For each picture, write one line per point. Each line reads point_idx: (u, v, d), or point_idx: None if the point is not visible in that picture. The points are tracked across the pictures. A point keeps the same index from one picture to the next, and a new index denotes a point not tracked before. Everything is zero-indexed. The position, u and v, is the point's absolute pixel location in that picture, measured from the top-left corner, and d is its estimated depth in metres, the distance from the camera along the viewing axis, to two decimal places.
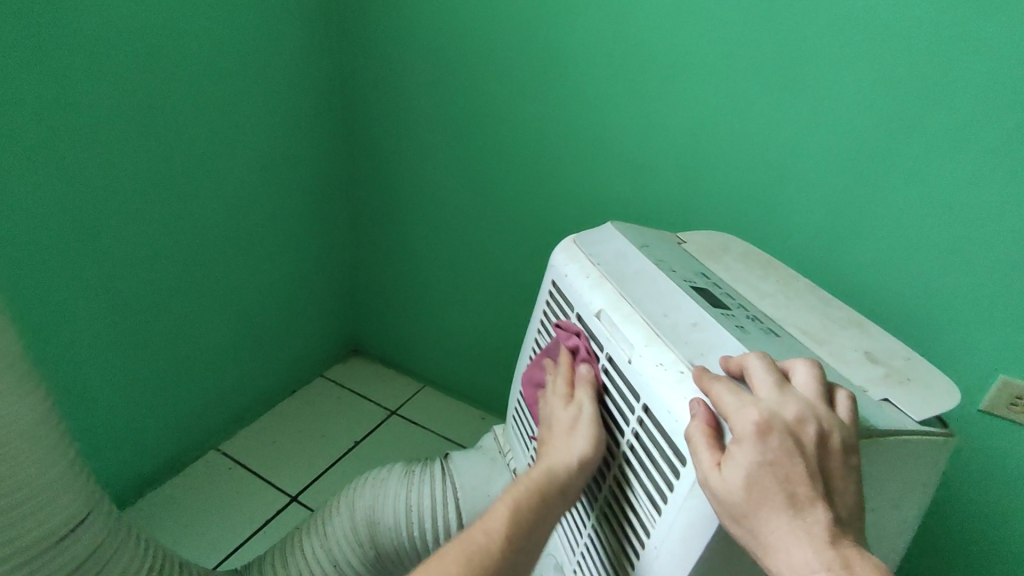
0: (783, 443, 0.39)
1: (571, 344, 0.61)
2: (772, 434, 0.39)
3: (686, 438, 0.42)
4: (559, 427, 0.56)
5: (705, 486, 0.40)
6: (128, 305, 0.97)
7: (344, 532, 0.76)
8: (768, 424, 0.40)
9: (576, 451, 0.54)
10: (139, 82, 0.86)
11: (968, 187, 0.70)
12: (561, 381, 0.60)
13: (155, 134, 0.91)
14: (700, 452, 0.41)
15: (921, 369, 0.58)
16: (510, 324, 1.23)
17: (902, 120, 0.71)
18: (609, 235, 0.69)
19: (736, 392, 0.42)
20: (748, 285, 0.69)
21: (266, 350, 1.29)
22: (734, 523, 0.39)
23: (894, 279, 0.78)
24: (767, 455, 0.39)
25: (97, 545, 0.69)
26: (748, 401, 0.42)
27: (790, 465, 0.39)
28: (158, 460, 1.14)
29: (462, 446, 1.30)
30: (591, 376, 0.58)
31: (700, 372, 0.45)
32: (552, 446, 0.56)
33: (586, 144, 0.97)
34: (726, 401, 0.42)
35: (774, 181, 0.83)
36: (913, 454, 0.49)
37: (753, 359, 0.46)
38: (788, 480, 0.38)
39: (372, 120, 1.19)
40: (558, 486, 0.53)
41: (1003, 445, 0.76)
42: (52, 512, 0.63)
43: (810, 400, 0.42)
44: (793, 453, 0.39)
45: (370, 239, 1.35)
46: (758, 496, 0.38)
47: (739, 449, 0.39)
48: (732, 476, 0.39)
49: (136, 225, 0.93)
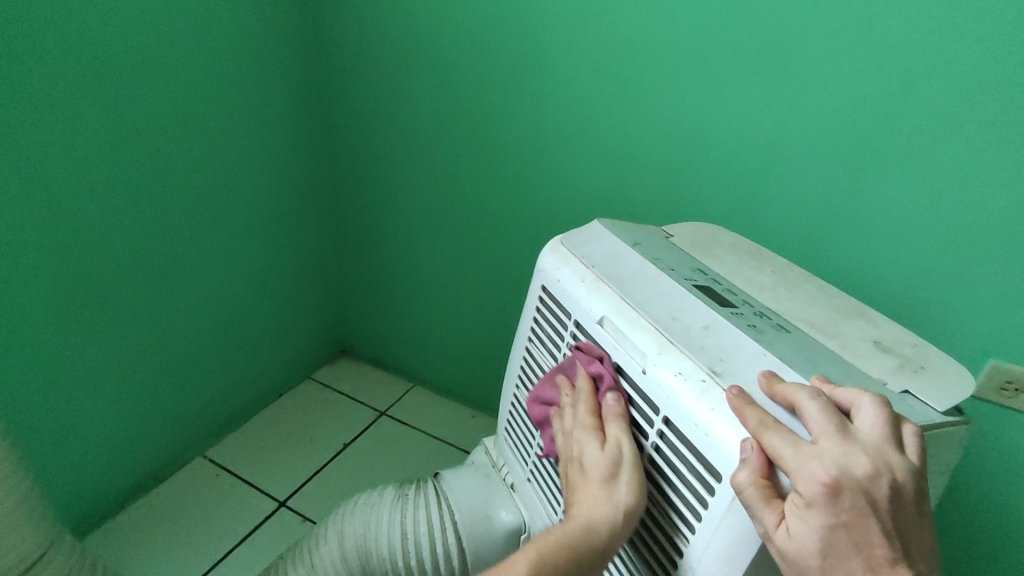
0: (856, 504, 0.36)
1: (592, 370, 0.52)
2: (844, 498, 0.36)
3: (737, 489, 0.39)
4: (592, 471, 0.48)
5: (764, 540, 0.38)
6: (70, 329, 0.89)
7: (333, 563, 0.70)
8: (840, 487, 0.36)
9: (616, 504, 0.46)
10: (61, 74, 0.78)
11: (951, 171, 0.66)
12: (583, 410, 0.52)
13: (65, 149, 0.81)
14: (759, 508, 0.37)
15: (933, 356, 0.55)
16: (497, 319, 1.18)
17: (881, 110, 0.68)
18: (597, 234, 0.64)
19: (795, 443, 0.38)
20: (745, 279, 0.64)
21: (245, 356, 1.22)
22: None
23: (889, 267, 0.74)
24: (838, 519, 0.36)
25: None
26: (811, 456, 0.37)
27: (864, 527, 0.36)
28: (134, 474, 1.07)
29: (454, 447, 1.25)
30: (620, 411, 0.50)
31: (745, 411, 0.41)
32: (584, 493, 0.48)
33: (569, 129, 0.92)
34: (785, 454, 0.38)
35: (759, 171, 0.79)
36: (939, 445, 0.47)
37: (806, 392, 0.41)
38: (861, 541, 0.36)
39: (348, 113, 1.14)
40: (598, 546, 0.46)
41: (1001, 434, 0.73)
42: (9, 545, 0.57)
43: (879, 447, 0.38)
44: (866, 514, 0.36)
45: (354, 235, 1.28)
46: (827, 557, 0.36)
47: (808, 514, 0.36)
48: (802, 540, 0.36)
49: (62, 243, 0.84)
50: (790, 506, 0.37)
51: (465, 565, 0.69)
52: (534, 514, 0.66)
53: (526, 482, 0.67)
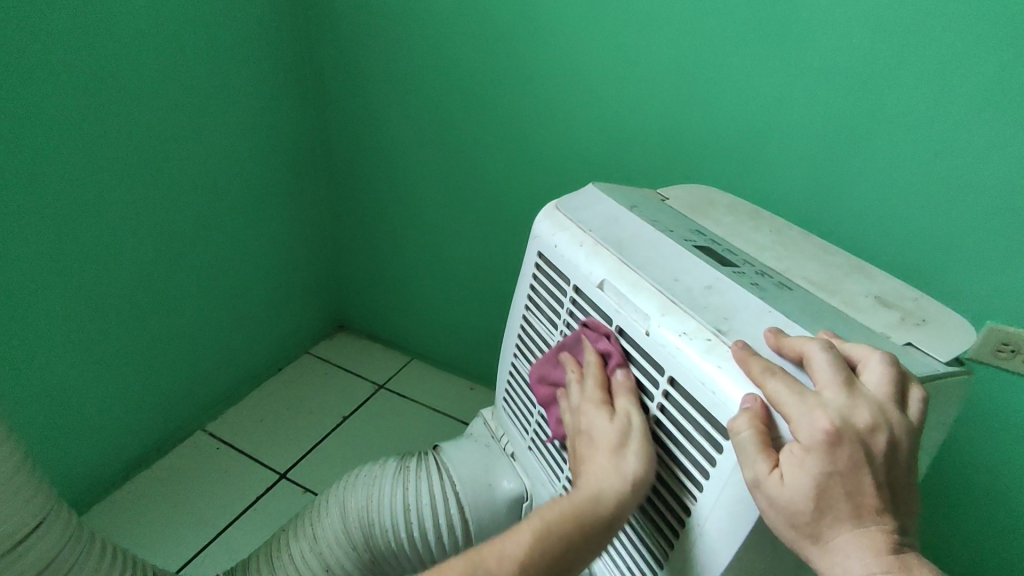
0: (854, 455, 0.35)
1: (601, 347, 0.51)
2: (841, 446, 0.35)
3: (733, 435, 0.38)
4: (600, 443, 0.48)
5: (754, 489, 0.37)
6: (54, 305, 0.86)
7: (335, 535, 0.70)
8: (839, 434, 0.35)
9: (625, 473, 0.46)
10: (29, 42, 0.74)
11: (954, 127, 0.65)
12: (591, 385, 0.50)
13: (29, 122, 0.76)
14: (752, 454, 0.36)
15: (934, 308, 0.51)
16: (494, 290, 1.17)
17: (880, 67, 0.66)
18: (593, 198, 0.62)
19: (796, 391, 0.37)
20: (743, 238, 0.60)
21: (241, 331, 1.20)
22: (787, 526, 0.36)
23: (889, 227, 0.73)
24: (835, 469, 0.35)
25: (52, 556, 0.56)
26: (812, 404, 0.37)
27: (860, 479, 0.35)
28: (130, 450, 1.06)
29: (453, 418, 1.24)
30: (631, 386, 0.49)
31: (750, 360, 0.40)
32: (595, 464, 0.48)
33: (563, 93, 0.89)
34: (786, 399, 0.37)
35: (760, 133, 0.76)
36: (944, 397, 0.44)
37: (816, 346, 0.40)
38: (854, 493, 0.35)
39: (338, 82, 1.11)
40: (604, 516, 0.46)
41: (999, 395, 0.73)
42: (10, 510, 0.52)
43: (882, 402, 0.37)
44: (863, 466, 0.35)
45: (348, 207, 1.26)
46: (817, 507, 0.35)
47: (804, 459, 0.35)
48: (795, 487, 0.35)
49: (34, 219, 0.81)
50: (785, 454, 0.36)
51: (469, 533, 0.69)
52: (537, 481, 0.66)
53: (528, 450, 0.67)
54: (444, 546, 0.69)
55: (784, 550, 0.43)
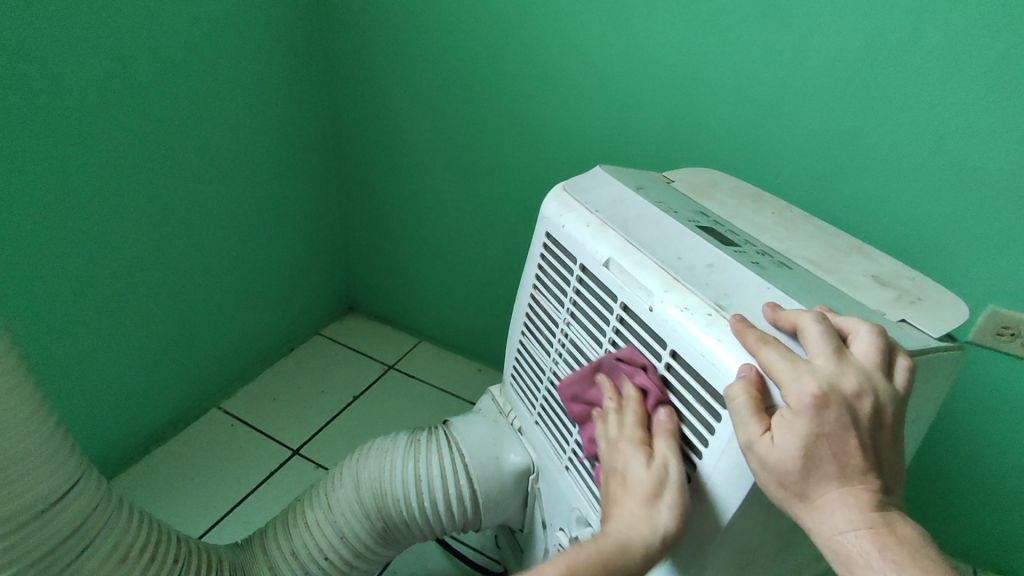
0: (840, 419, 0.37)
1: (640, 382, 0.50)
2: (829, 410, 0.37)
3: (728, 400, 0.40)
4: (636, 489, 0.47)
5: (746, 451, 0.39)
6: (76, 283, 0.89)
7: (349, 504, 0.73)
8: (827, 399, 0.37)
9: (658, 524, 0.45)
10: (52, 27, 0.76)
11: (957, 112, 0.66)
12: (631, 424, 0.49)
13: (50, 103, 0.78)
14: (746, 417, 0.38)
15: (929, 287, 0.53)
16: (501, 274, 1.19)
17: (886, 52, 0.67)
18: (599, 180, 0.63)
19: (789, 358, 0.40)
20: (746, 220, 0.61)
21: (255, 312, 1.23)
22: (777, 486, 0.39)
23: (892, 212, 0.74)
24: (823, 430, 0.37)
25: (88, 513, 0.59)
26: (802, 370, 0.39)
27: (846, 441, 0.37)
28: (149, 425, 1.09)
29: (461, 398, 1.27)
30: (673, 430, 0.48)
31: (746, 331, 0.42)
32: (625, 511, 0.47)
33: (570, 78, 0.90)
34: (778, 366, 0.39)
35: (765, 117, 0.77)
36: (934, 371, 0.46)
37: (809, 317, 0.42)
38: (840, 454, 0.37)
39: (349, 66, 1.12)
40: (632, 564, 0.45)
41: (990, 373, 0.77)
42: (45, 471, 0.55)
43: (869, 369, 0.40)
44: (849, 429, 0.38)
45: (359, 190, 1.28)
46: (806, 467, 0.37)
47: (794, 422, 0.38)
48: (783, 447, 0.37)
49: (57, 200, 0.83)
50: (776, 419, 0.38)
51: (477, 503, 0.72)
52: (543, 454, 0.68)
53: (534, 424, 0.69)
54: (453, 516, 0.72)
55: (778, 514, 0.46)
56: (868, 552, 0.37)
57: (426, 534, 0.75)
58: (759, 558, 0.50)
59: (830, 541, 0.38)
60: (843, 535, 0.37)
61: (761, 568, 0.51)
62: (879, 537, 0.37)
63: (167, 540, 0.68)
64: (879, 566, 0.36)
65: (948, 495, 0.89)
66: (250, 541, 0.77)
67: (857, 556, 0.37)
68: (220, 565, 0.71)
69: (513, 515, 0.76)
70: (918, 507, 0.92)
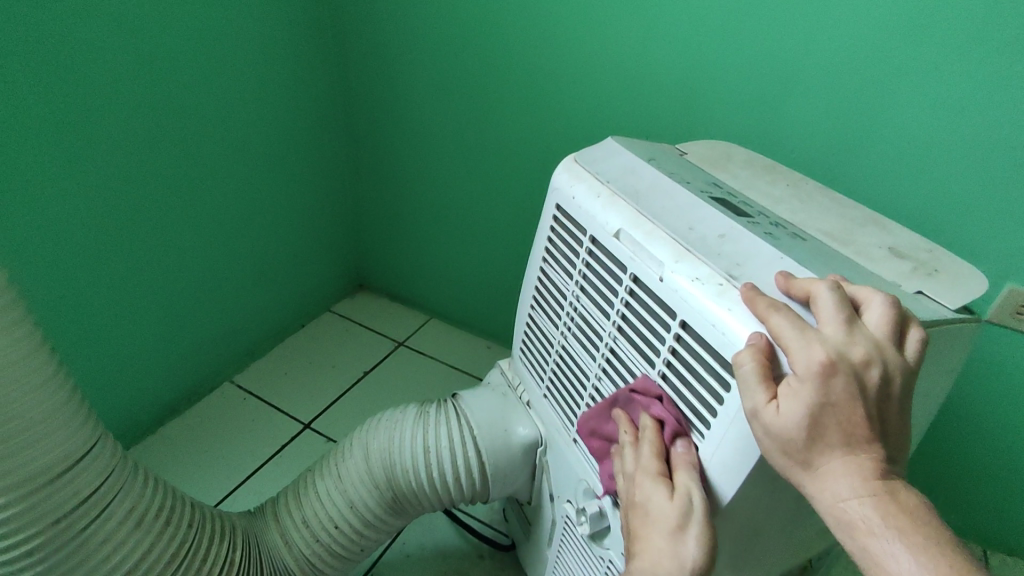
0: (848, 387, 0.37)
1: (656, 413, 0.50)
2: (836, 378, 0.37)
3: (736, 367, 0.40)
4: (659, 520, 0.48)
5: (751, 418, 0.39)
6: (91, 256, 0.90)
7: (359, 474, 0.74)
8: (834, 366, 0.37)
9: (685, 557, 0.46)
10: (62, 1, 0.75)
11: (984, 86, 0.64)
12: (649, 456, 0.50)
13: (63, 74, 0.78)
14: (752, 385, 0.38)
15: (946, 259, 0.52)
16: (512, 251, 1.18)
17: (911, 23, 0.65)
18: (611, 150, 0.63)
19: (798, 325, 0.39)
20: (760, 191, 0.60)
21: (266, 288, 1.24)
22: (782, 453, 0.38)
23: (911, 187, 0.72)
24: (829, 398, 0.37)
25: (104, 478, 0.61)
26: (811, 338, 0.39)
27: (853, 409, 0.37)
28: (163, 399, 1.10)
29: (470, 374, 1.28)
30: (692, 459, 0.47)
31: (755, 299, 0.42)
32: (651, 543, 0.48)
33: (584, 53, 0.88)
34: (787, 334, 0.39)
35: (783, 90, 0.75)
36: (949, 343, 0.46)
37: (823, 286, 0.41)
38: (846, 423, 0.37)
39: (360, 41, 1.11)
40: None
41: (1006, 351, 0.76)
42: (62, 436, 0.56)
43: (880, 339, 0.39)
44: (856, 397, 0.37)
45: (369, 167, 1.27)
46: (810, 435, 0.37)
47: (799, 389, 0.37)
48: (789, 415, 0.37)
49: (71, 172, 0.83)
50: (783, 387, 0.38)
51: (485, 475, 0.72)
52: (551, 427, 0.68)
53: (543, 397, 0.69)
54: (461, 487, 0.73)
55: (785, 485, 0.46)
56: (870, 519, 0.36)
57: (435, 504, 0.76)
58: (766, 529, 0.50)
59: (830, 508, 0.37)
60: (845, 503, 0.37)
61: (767, 539, 0.51)
62: (883, 505, 0.36)
63: (182, 506, 0.69)
64: (881, 533, 0.36)
65: (958, 472, 0.88)
66: (264, 507, 0.78)
67: (860, 522, 0.37)
68: (233, 531, 0.73)
69: (520, 488, 0.77)
70: (928, 486, 0.91)
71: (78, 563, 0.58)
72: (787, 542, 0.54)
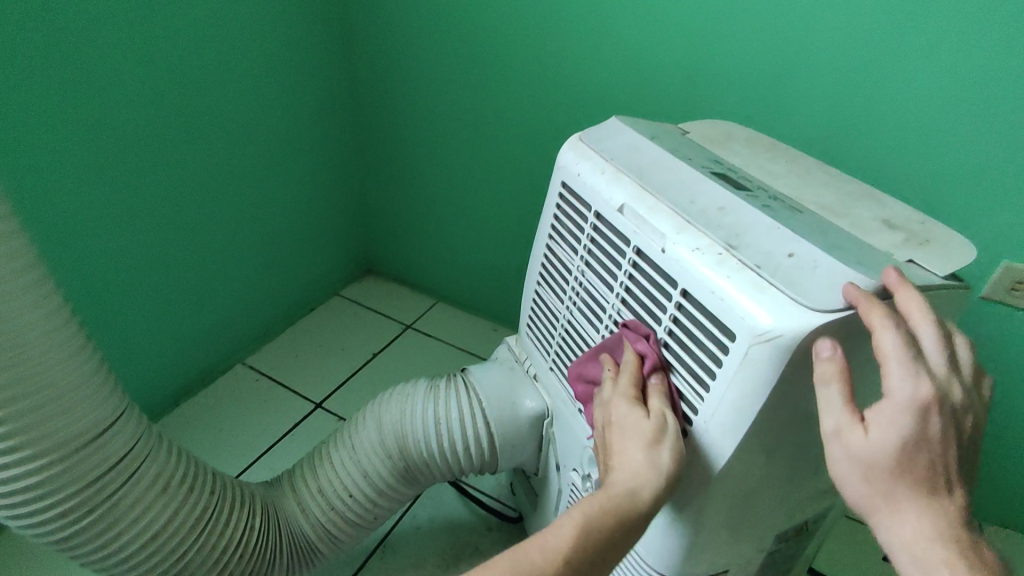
0: (941, 431, 0.40)
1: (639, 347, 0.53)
2: (934, 415, 0.40)
3: (823, 388, 0.42)
4: (635, 437, 0.50)
5: (832, 439, 0.43)
6: (111, 238, 0.92)
7: (372, 445, 0.76)
8: (936, 408, 0.40)
9: (661, 468, 0.48)
10: None
11: (982, 65, 0.65)
12: (626, 381, 0.53)
13: (80, 56, 0.79)
14: (839, 406, 0.41)
15: (938, 231, 0.54)
16: (517, 234, 1.20)
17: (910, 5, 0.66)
18: (615, 129, 0.64)
19: (909, 360, 0.40)
20: (760, 168, 0.62)
21: (276, 272, 1.26)
22: (864, 481, 0.42)
23: (909, 167, 0.74)
24: (924, 436, 0.40)
25: (129, 447, 0.63)
26: (920, 375, 0.40)
27: (941, 452, 0.40)
28: (179, 380, 1.13)
29: (478, 355, 1.31)
30: (663, 387, 0.52)
31: (870, 312, 0.40)
32: (627, 458, 0.50)
33: (590, 38, 0.90)
34: (897, 367, 0.40)
35: (784, 72, 0.77)
36: (937, 308, 0.48)
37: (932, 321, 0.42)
38: (934, 463, 0.40)
39: (367, 26, 1.12)
40: (638, 509, 0.48)
41: (1001, 327, 0.79)
42: (89, 408, 0.59)
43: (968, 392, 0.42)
44: (948, 441, 0.40)
45: (377, 153, 1.29)
46: (898, 466, 0.40)
47: (896, 421, 0.40)
48: (876, 442, 0.40)
49: (89, 154, 0.85)
50: (874, 414, 0.41)
51: (494, 446, 0.75)
52: (557, 398, 0.71)
53: (549, 370, 0.72)
54: (471, 458, 0.76)
55: (780, 445, 0.49)
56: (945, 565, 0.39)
57: (445, 474, 0.79)
58: (764, 489, 0.52)
59: (907, 546, 0.40)
60: (921, 544, 0.40)
61: (765, 499, 0.54)
62: (961, 558, 0.39)
63: (203, 476, 0.72)
64: None
65: None
66: (280, 479, 0.81)
67: (935, 566, 0.39)
68: (253, 499, 0.76)
69: (527, 460, 0.79)
70: None
71: (107, 525, 0.62)
72: (785, 503, 0.56)
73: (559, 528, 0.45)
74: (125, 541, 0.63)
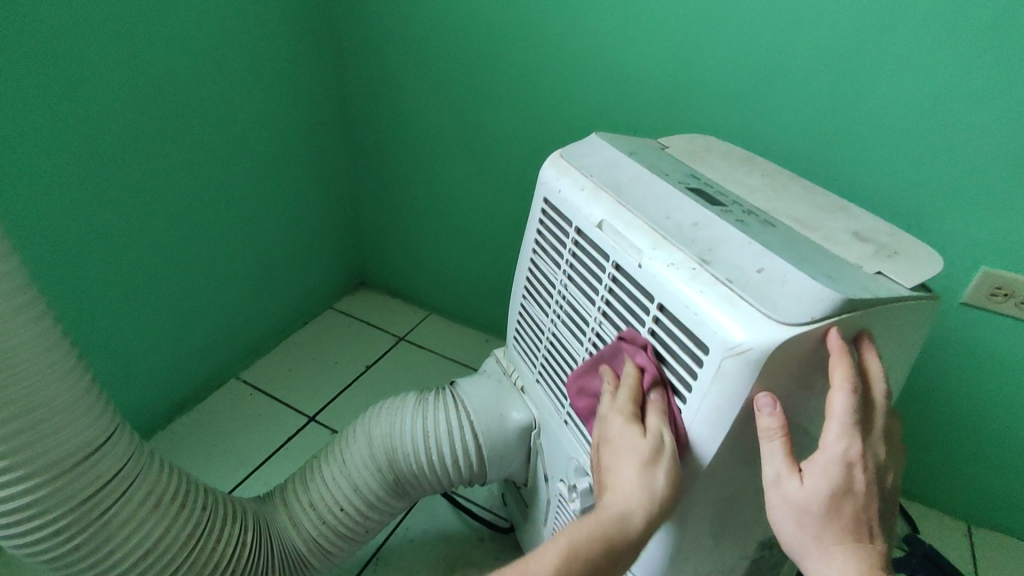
0: (863, 483, 0.45)
1: (640, 361, 0.52)
2: (858, 469, 0.45)
3: (768, 442, 0.45)
4: (630, 458, 0.50)
5: (771, 487, 0.46)
6: (104, 256, 0.94)
7: (362, 459, 0.77)
8: (859, 463, 0.45)
9: (654, 489, 0.48)
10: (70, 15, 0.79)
11: (950, 77, 0.67)
12: (623, 399, 0.52)
13: (70, 79, 0.81)
14: (781, 460, 0.45)
15: (907, 242, 0.55)
16: (507, 245, 1.21)
17: (879, 21, 0.68)
18: (595, 146, 0.66)
19: (845, 422, 0.44)
20: (736, 181, 0.64)
21: (269, 287, 1.27)
22: (798, 524, 0.46)
23: (884, 177, 0.76)
24: (848, 487, 0.45)
25: (122, 464, 0.64)
26: (852, 434, 0.45)
27: (861, 500, 0.45)
28: (172, 395, 1.14)
29: (470, 366, 1.32)
30: (663, 405, 0.51)
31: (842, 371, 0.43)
32: (620, 479, 0.50)
33: (572, 53, 0.91)
34: (835, 428, 0.45)
35: (761, 87, 0.78)
36: (904, 318, 0.49)
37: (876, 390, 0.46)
38: (855, 511, 0.45)
39: (355, 43, 1.14)
40: (629, 534, 0.48)
41: (981, 331, 0.80)
42: (83, 426, 0.60)
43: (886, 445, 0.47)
44: (867, 491, 0.45)
45: (368, 167, 1.31)
46: (826, 512, 0.45)
47: (828, 474, 0.44)
48: (810, 491, 0.45)
49: (82, 173, 0.87)
50: (810, 467, 0.45)
51: (482, 457, 0.76)
52: (543, 410, 0.72)
53: (536, 382, 0.73)
54: (460, 469, 0.77)
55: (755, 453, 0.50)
56: None
57: (435, 486, 0.80)
58: (743, 496, 0.53)
59: None
60: None
61: (745, 507, 0.55)
62: None
63: (196, 491, 0.73)
64: None
65: (936, 445, 0.93)
66: (272, 493, 0.82)
67: None
68: (245, 514, 0.76)
69: (516, 470, 0.80)
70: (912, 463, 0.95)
71: (100, 543, 0.63)
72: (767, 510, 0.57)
73: (545, 552, 0.48)
74: (117, 559, 0.64)
